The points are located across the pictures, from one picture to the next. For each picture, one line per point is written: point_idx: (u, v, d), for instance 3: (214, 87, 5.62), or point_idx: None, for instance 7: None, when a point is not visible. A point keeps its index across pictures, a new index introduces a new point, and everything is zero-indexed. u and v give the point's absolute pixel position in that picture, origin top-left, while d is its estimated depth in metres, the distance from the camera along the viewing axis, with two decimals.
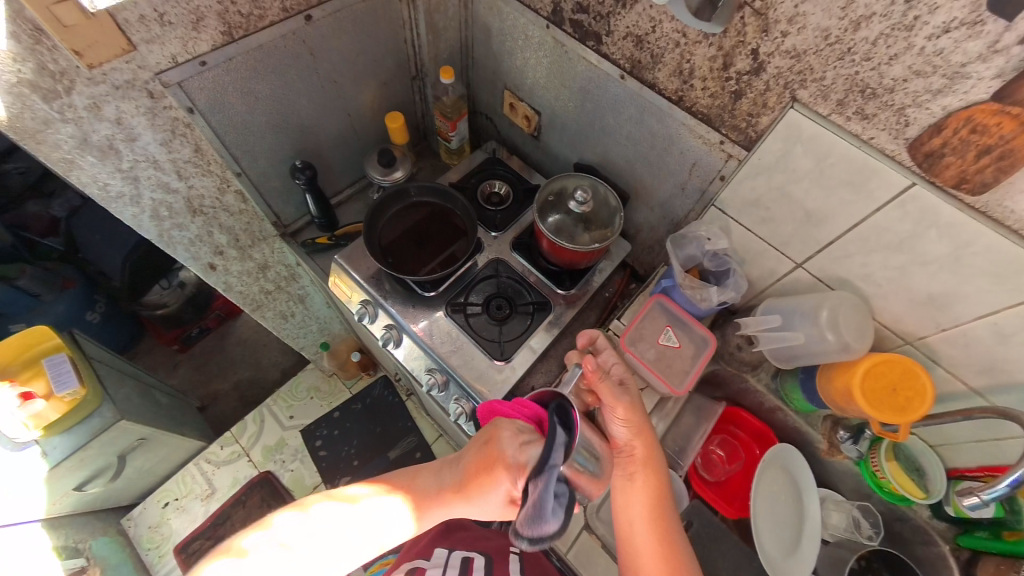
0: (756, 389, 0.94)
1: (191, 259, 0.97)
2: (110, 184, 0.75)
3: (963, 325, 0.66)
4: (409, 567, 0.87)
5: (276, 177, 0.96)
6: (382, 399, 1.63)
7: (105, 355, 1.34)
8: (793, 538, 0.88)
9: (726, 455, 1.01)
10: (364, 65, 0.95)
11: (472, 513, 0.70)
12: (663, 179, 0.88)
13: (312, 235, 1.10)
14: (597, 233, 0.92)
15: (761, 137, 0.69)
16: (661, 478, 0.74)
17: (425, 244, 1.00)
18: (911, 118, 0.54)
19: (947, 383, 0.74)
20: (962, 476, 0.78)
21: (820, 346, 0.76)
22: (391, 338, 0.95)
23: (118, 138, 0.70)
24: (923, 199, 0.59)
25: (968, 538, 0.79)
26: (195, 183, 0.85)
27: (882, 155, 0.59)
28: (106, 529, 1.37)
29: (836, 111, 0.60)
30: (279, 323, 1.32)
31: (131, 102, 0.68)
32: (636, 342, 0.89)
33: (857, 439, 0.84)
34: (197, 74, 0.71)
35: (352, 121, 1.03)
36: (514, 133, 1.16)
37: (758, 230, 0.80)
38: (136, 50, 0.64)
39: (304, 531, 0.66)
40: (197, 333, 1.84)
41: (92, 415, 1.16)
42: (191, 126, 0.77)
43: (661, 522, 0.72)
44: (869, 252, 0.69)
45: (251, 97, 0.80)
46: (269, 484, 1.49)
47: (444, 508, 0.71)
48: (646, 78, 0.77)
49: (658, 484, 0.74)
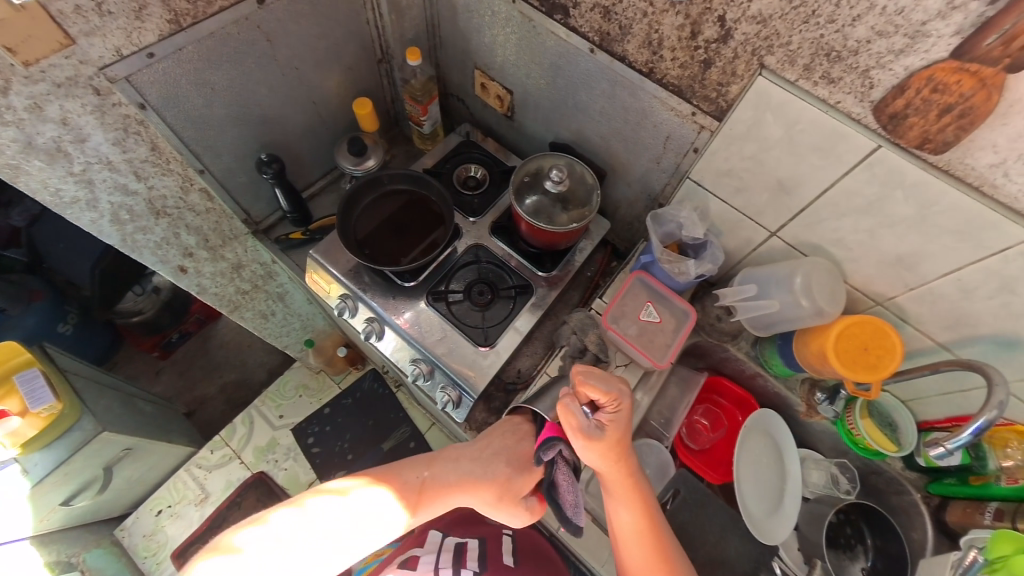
0: (737, 358, 0.95)
1: (160, 263, 0.94)
2: (62, 189, 0.71)
3: (930, 283, 0.68)
4: (404, 557, 0.88)
5: (242, 173, 0.93)
6: (372, 391, 1.63)
7: (80, 367, 1.30)
8: (776, 496, 0.92)
9: (710, 423, 1.03)
10: (326, 49, 0.92)
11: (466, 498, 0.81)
12: (639, 154, 0.88)
13: (286, 231, 1.08)
14: (576, 212, 0.91)
15: (731, 107, 0.69)
16: (640, 488, 0.72)
17: (403, 234, 0.98)
18: (876, 81, 0.54)
19: (916, 341, 0.76)
20: (931, 428, 0.82)
21: (796, 311, 0.77)
22: (373, 331, 0.94)
23: (65, 139, 0.67)
24: (889, 161, 0.59)
25: (938, 486, 0.82)
26: (155, 184, 0.82)
27: (849, 119, 0.59)
28: (99, 541, 1.36)
29: (803, 76, 0.59)
30: (260, 322, 1.29)
31: (76, 100, 0.65)
32: (618, 319, 0.90)
33: (833, 400, 0.87)
34: (145, 67, 0.67)
35: (318, 109, 0.99)
36: (487, 114, 1.13)
37: (733, 200, 0.80)
38: (76, 43, 0.60)
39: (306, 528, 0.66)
40: (177, 339, 1.80)
41: (72, 429, 1.14)
42: (145, 123, 0.73)
43: (656, 548, 0.70)
44: (841, 216, 0.70)
45: (208, 89, 0.77)
46: (264, 484, 1.46)
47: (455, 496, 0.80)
48: (615, 51, 0.76)
49: (647, 505, 0.72)
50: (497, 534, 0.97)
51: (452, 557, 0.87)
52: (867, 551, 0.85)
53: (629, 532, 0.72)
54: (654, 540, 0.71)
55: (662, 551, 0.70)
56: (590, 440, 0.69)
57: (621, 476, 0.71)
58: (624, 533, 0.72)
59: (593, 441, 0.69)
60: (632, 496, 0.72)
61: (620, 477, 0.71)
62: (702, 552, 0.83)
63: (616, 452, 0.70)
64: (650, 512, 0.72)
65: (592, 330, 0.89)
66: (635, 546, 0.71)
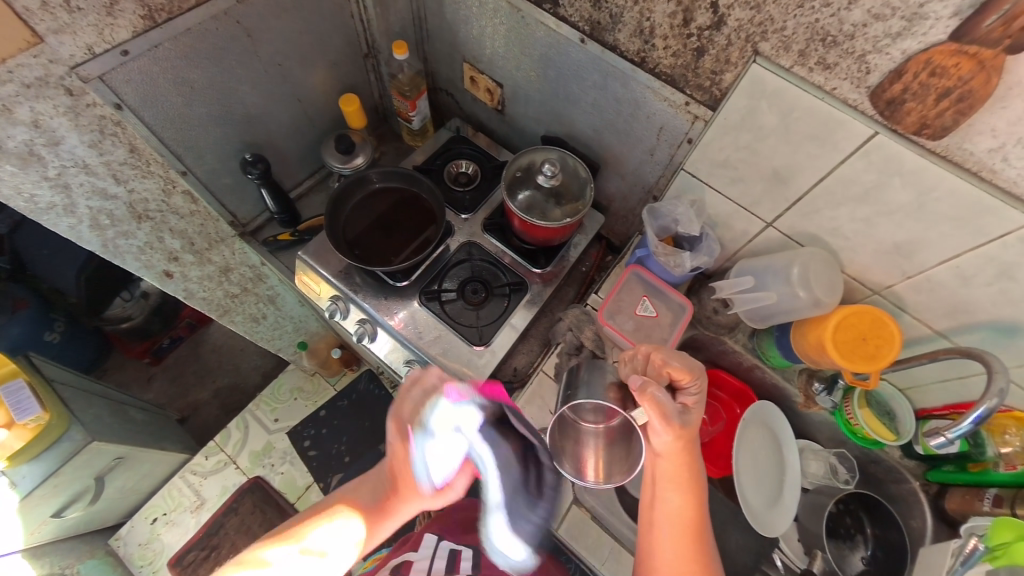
0: (734, 350, 0.95)
1: (144, 268, 0.92)
2: (36, 195, 0.69)
3: (928, 271, 0.67)
4: (398, 562, 0.85)
5: (226, 174, 0.91)
6: (368, 392, 1.61)
7: (67, 376, 1.27)
8: (776, 489, 0.91)
9: (709, 416, 1.00)
10: (309, 43, 0.89)
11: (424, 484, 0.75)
12: (632, 146, 0.86)
13: (274, 232, 1.06)
14: (569, 206, 0.90)
15: (726, 96, 0.67)
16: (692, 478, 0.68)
17: (393, 233, 0.96)
18: (873, 65, 0.53)
19: (914, 329, 0.76)
20: (929, 416, 0.82)
21: (793, 303, 0.77)
22: (366, 332, 0.93)
23: (38, 142, 0.65)
24: (886, 147, 0.58)
25: (937, 473, 0.82)
26: (136, 187, 0.79)
27: (846, 105, 0.58)
28: (94, 551, 1.33)
29: (799, 62, 0.58)
30: (250, 326, 1.26)
31: (47, 102, 0.62)
32: (614, 314, 0.89)
33: (831, 390, 0.87)
34: (120, 65, 0.65)
35: (304, 106, 0.97)
36: (477, 108, 1.11)
37: (728, 191, 0.79)
38: (44, 42, 0.58)
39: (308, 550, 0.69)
40: (168, 344, 1.78)
41: (61, 439, 1.11)
42: (122, 124, 0.71)
43: (695, 546, 0.66)
44: (837, 205, 0.69)
45: (187, 87, 0.74)
46: (260, 488, 1.46)
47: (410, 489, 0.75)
48: (606, 40, 0.74)
49: (699, 500, 0.68)
50: None
51: (447, 564, 0.83)
52: (867, 541, 0.85)
53: (670, 519, 0.67)
54: (696, 536, 0.66)
55: (700, 550, 0.66)
56: (666, 427, 0.67)
57: (682, 463, 0.68)
58: (662, 519, 0.67)
59: (674, 428, 0.67)
60: (689, 485, 0.67)
61: (683, 463, 0.68)
62: None
63: (685, 443, 0.68)
64: (699, 509, 0.67)
65: (589, 326, 0.88)
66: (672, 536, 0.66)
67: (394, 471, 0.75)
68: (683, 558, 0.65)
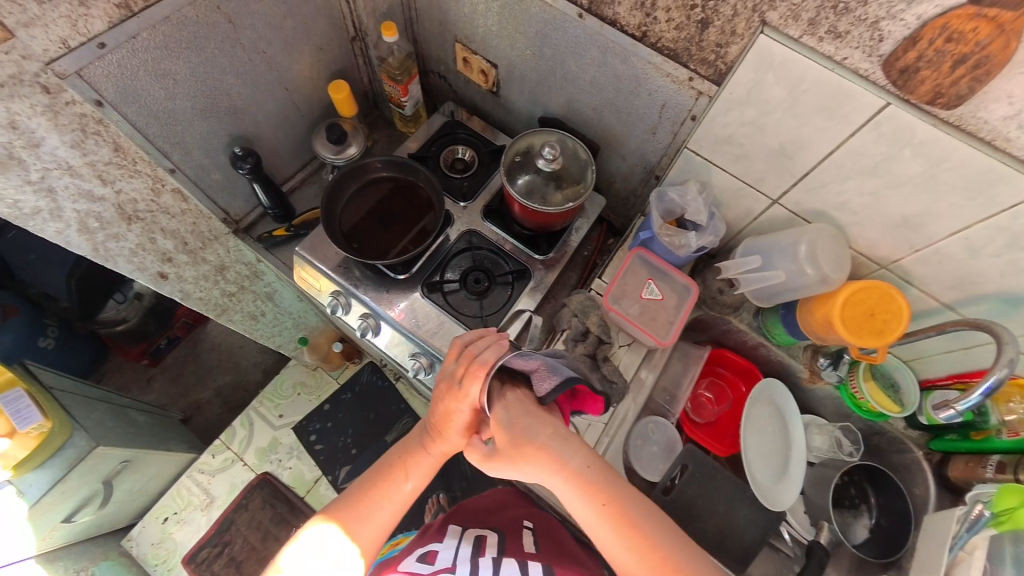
0: (739, 329, 0.95)
1: (137, 271, 0.89)
2: (20, 200, 0.67)
3: (936, 243, 0.67)
4: (423, 550, 0.83)
5: (216, 169, 0.88)
6: (372, 383, 1.61)
7: (66, 382, 1.26)
8: (781, 462, 0.93)
9: (714, 396, 1.03)
10: (294, 28, 0.85)
11: (452, 449, 0.75)
12: (633, 125, 0.84)
13: (268, 228, 1.03)
14: (570, 190, 0.88)
15: (731, 70, 0.65)
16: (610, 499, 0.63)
17: (391, 223, 0.94)
18: (886, 32, 0.52)
19: (920, 302, 0.76)
20: (934, 386, 0.83)
21: (801, 280, 0.76)
22: (369, 327, 0.91)
23: (17, 145, 0.62)
24: (898, 118, 0.57)
25: (940, 442, 0.83)
26: (123, 187, 0.77)
27: (856, 76, 0.57)
28: (107, 553, 1.34)
29: (808, 32, 0.56)
30: (249, 324, 1.25)
31: (23, 101, 0.59)
32: (619, 299, 0.88)
33: (837, 364, 0.87)
34: (97, 59, 0.62)
35: (291, 95, 0.93)
36: (471, 91, 1.08)
37: (733, 168, 0.78)
38: (15, 36, 0.54)
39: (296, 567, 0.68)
40: (166, 345, 1.76)
41: (65, 446, 1.10)
42: (103, 122, 0.68)
43: (642, 534, 0.61)
44: (845, 179, 0.68)
45: (169, 79, 0.71)
46: (269, 484, 1.46)
47: (432, 456, 0.76)
48: (605, 14, 0.71)
49: (597, 494, 0.63)
50: (517, 526, 0.95)
51: (471, 549, 0.82)
52: (871, 510, 0.88)
53: (597, 530, 0.63)
54: (632, 527, 0.62)
55: (647, 539, 0.61)
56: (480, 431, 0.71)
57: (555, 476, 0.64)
58: (606, 544, 0.63)
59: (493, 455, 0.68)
60: (610, 517, 0.62)
61: (557, 477, 0.64)
62: (711, 523, 0.83)
63: (528, 456, 0.65)
64: (603, 498, 0.63)
65: (595, 312, 0.85)
66: (624, 552, 0.61)
67: (398, 458, 0.77)
68: (649, 562, 0.60)
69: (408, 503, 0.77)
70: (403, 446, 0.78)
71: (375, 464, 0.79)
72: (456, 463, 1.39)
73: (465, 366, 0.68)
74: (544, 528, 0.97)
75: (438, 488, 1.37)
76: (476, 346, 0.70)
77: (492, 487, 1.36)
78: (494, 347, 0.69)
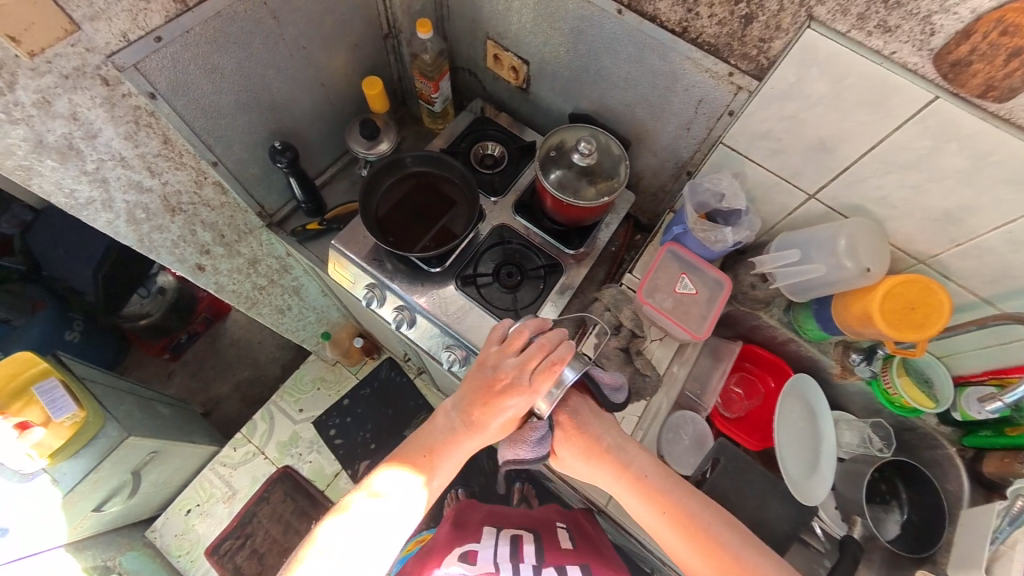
0: (769, 324, 0.95)
1: (176, 262, 0.91)
2: (76, 190, 0.69)
3: (979, 237, 0.67)
4: (461, 549, 0.84)
5: (253, 163, 0.89)
6: (390, 380, 1.62)
7: (96, 374, 1.27)
8: (812, 458, 0.93)
9: (744, 391, 1.02)
10: (332, 26, 0.87)
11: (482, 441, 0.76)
12: (666, 120, 0.85)
13: (300, 222, 1.04)
14: (603, 185, 0.88)
15: (774, 64, 0.66)
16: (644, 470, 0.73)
17: (423, 217, 0.95)
18: (938, 26, 0.52)
19: (958, 296, 0.76)
20: (968, 382, 0.83)
21: (839, 274, 0.76)
22: (404, 319, 0.92)
23: (76, 136, 0.64)
24: (944, 112, 0.58)
25: (973, 438, 0.83)
26: (168, 179, 0.78)
27: (904, 70, 0.57)
28: (132, 543, 1.35)
29: (857, 26, 0.57)
30: (276, 318, 1.26)
31: (84, 93, 0.61)
32: (652, 293, 0.88)
33: (870, 359, 0.87)
34: (153, 53, 0.63)
35: (326, 91, 0.95)
36: (500, 88, 1.09)
37: (769, 163, 0.78)
38: (80, 30, 0.56)
39: (350, 528, 0.66)
40: (186, 340, 1.78)
41: (98, 436, 1.11)
42: (155, 115, 0.69)
43: (676, 515, 0.68)
44: (886, 173, 0.68)
45: (217, 74, 0.72)
46: (290, 478, 1.47)
47: (458, 448, 0.75)
48: (645, 10, 0.73)
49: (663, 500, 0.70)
50: (550, 526, 0.95)
51: (511, 548, 0.83)
52: (902, 505, 0.87)
53: (659, 531, 0.69)
54: (674, 508, 0.69)
55: (684, 517, 0.68)
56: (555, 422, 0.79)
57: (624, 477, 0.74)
58: (667, 541, 0.69)
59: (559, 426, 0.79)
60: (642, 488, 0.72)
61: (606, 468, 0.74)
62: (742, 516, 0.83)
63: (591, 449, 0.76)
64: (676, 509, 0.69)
65: (627, 306, 0.86)
66: (662, 526, 0.69)
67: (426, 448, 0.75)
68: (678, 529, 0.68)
69: (435, 495, 0.75)
70: (424, 440, 0.76)
71: (400, 453, 0.75)
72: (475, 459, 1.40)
73: (539, 361, 0.70)
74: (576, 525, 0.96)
75: (457, 483, 1.37)
76: (557, 351, 0.71)
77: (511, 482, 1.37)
78: (564, 346, 0.71)
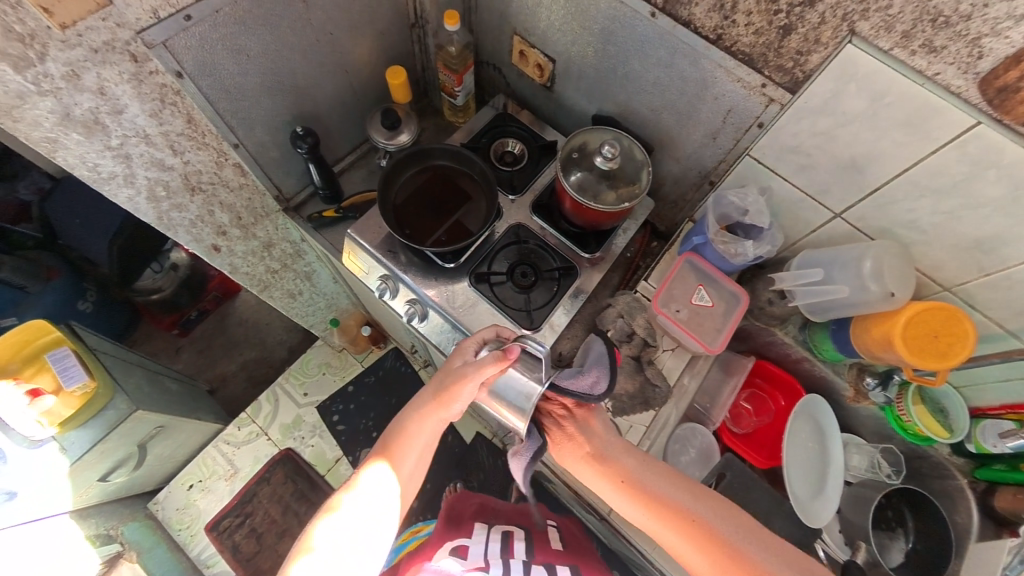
0: (784, 341, 0.94)
1: (193, 241, 0.91)
2: (99, 164, 0.69)
3: (1010, 268, 0.65)
4: (452, 545, 0.82)
5: (274, 147, 0.89)
6: (395, 369, 1.62)
7: (106, 345, 1.28)
8: (818, 479, 0.91)
9: (754, 408, 1.01)
10: (359, 13, 0.86)
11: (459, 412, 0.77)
12: (692, 128, 0.83)
13: (317, 208, 1.04)
14: (624, 190, 0.87)
15: (809, 78, 0.64)
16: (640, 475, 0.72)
17: (440, 211, 0.94)
18: (987, 49, 0.50)
19: (983, 327, 0.74)
20: (984, 415, 0.81)
21: (863, 296, 0.75)
22: (416, 313, 0.91)
23: (103, 110, 0.64)
24: (986, 138, 0.56)
25: (985, 470, 0.82)
26: (190, 158, 0.78)
27: (947, 92, 0.55)
28: (134, 515, 1.37)
29: (900, 44, 0.55)
30: (287, 302, 1.26)
31: (112, 68, 0.61)
32: (668, 303, 0.87)
33: (885, 385, 0.84)
34: (182, 31, 0.63)
35: (350, 78, 0.94)
36: (524, 85, 1.08)
37: (797, 179, 0.77)
38: (112, 4, 0.56)
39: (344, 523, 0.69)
40: (196, 317, 1.79)
41: (107, 408, 1.13)
42: (181, 93, 0.69)
43: (685, 521, 0.67)
44: (919, 197, 0.66)
45: (244, 55, 0.72)
46: (291, 460, 1.49)
47: (429, 418, 0.76)
48: (680, 14, 0.71)
49: (666, 505, 0.68)
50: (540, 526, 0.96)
51: (502, 545, 0.82)
52: (908, 533, 0.86)
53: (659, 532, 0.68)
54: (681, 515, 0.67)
55: (692, 524, 0.66)
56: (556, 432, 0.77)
57: (627, 484, 0.71)
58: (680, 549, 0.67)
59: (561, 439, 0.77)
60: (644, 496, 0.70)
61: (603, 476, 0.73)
62: None
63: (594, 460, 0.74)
64: (689, 521, 0.67)
65: (641, 314, 0.86)
66: (668, 533, 0.67)
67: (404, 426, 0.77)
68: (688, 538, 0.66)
69: (417, 465, 0.79)
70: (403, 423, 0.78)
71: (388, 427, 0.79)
72: (475, 454, 1.40)
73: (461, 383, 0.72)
74: (565, 528, 0.99)
75: (456, 477, 1.37)
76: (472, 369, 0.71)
77: (509, 479, 1.37)
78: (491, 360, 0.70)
